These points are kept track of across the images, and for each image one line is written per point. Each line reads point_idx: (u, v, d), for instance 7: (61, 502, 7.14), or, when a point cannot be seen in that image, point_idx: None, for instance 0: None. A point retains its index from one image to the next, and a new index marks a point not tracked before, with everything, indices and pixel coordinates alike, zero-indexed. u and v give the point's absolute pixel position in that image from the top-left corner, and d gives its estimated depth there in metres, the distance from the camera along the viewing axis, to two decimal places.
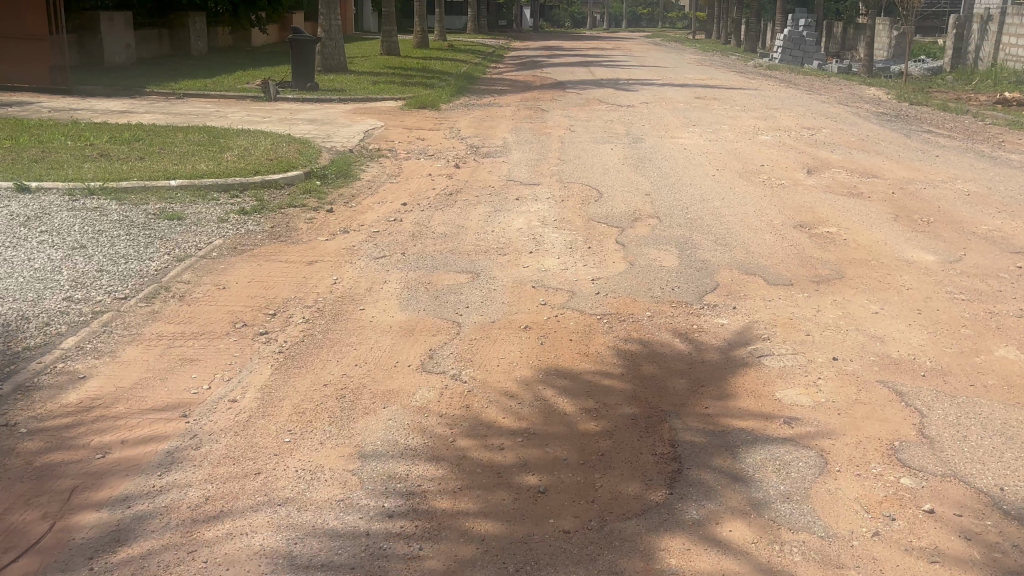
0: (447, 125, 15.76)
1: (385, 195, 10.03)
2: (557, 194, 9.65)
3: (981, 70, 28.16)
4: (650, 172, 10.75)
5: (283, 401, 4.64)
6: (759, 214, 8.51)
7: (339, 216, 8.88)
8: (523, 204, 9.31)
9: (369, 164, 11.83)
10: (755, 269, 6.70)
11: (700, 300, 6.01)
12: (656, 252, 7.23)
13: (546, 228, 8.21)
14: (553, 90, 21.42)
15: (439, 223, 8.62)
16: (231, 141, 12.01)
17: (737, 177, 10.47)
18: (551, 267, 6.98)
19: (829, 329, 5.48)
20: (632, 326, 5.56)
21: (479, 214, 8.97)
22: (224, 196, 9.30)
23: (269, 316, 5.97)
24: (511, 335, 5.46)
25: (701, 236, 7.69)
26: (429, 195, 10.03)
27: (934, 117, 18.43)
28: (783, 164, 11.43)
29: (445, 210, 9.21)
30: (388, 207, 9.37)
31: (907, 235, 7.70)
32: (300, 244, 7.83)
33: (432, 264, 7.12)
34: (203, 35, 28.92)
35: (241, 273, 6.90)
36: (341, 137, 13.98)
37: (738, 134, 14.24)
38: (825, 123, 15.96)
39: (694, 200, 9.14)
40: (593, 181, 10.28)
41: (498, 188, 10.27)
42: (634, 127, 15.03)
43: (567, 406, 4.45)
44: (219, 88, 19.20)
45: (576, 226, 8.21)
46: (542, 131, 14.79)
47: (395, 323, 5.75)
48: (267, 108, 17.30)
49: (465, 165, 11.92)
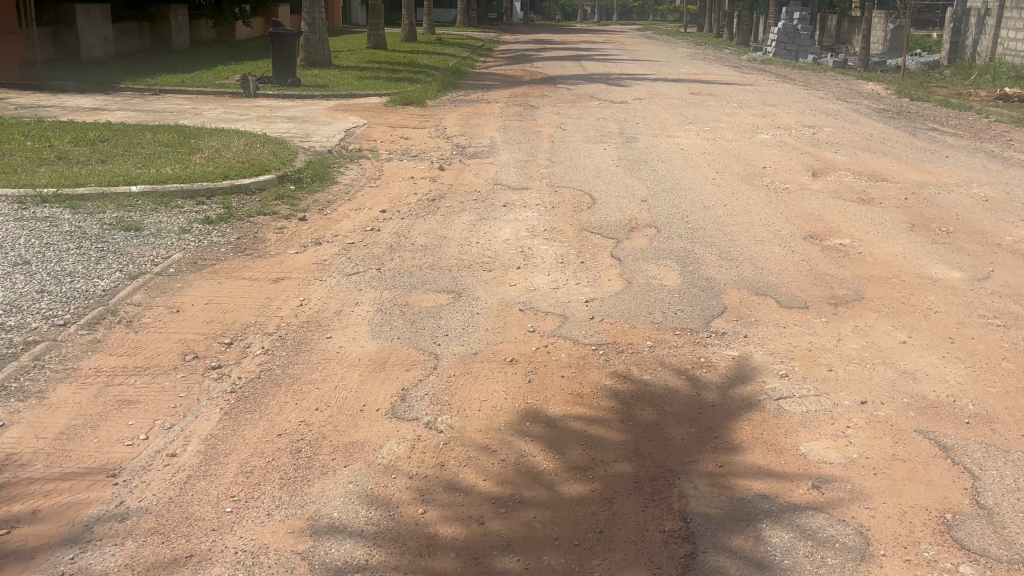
0: (433, 123, 15.09)
1: (364, 200, 9.38)
2: (548, 201, 9.01)
3: (979, 65, 27.60)
4: (646, 175, 10.12)
5: (228, 457, 4.01)
6: (765, 223, 7.90)
7: (311, 225, 8.22)
8: (511, 211, 8.67)
9: (349, 166, 11.16)
10: (765, 288, 6.09)
11: (706, 326, 5.39)
12: (655, 268, 6.62)
13: (535, 239, 7.58)
14: (543, 85, 20.75)
15: (420, 233, 7.97)
16: (202, 142, 11.33)
17: (738, 181, 9.85)
18: (541, 285, 6.36)
19: (853, 362, 4.87)
20: (631, 358, 4.94)
21: (464, 222, 8.33)
22: (189, 203, 8.62)
23: (224, 346, 5.32)
24: (495, 369, 4.83)
25: (703, 249, 7.07)
26: (412, 200, 9.38)
27: (936, 114, 17.83)
28: (786, 165, 10.82)
29: (427, 218, 8.57)
30: (366, 214, 8.72)
31: (927, 247, 7.10)
32: (267, 258, 7.18)
33: (410, 281, 6.49)
34: (185, 28, 28.10)
35: (199, 293, 6.25)
36: (320, 136, 13.30)
37: (736, 133, 13.63)
38: (825, 120, 15.36)
39: (694, 207, 8.52)
40: (585, 185, 9.64)
41: (484, 192, 9.62)
42: (627, 125, 14.40)
43: (558, 464, 3.83)
44: (196, 84, 18.46)
45: (568, 237, 7.59)
46: (531, 130, 14.15)
47: (365, 355, 5.12)
48: (245, 105, 16.59)
49: (450, 167, 11.26)
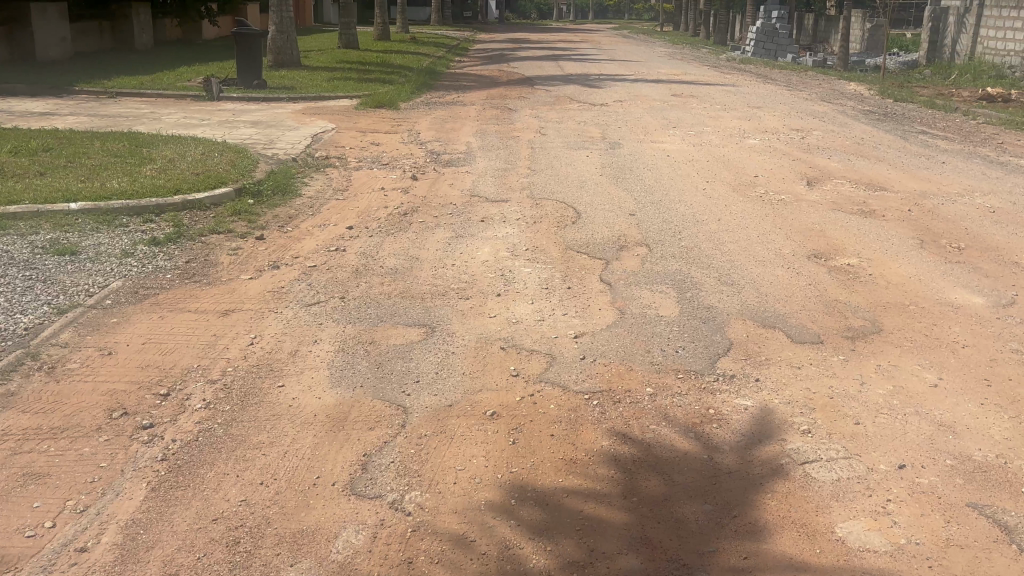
0: (406, 127, 14.39)
1: (329, 215, 8.67)
2: (528, 215, 8.35)
3: (958, 64, 27.34)
4: (632, 186, 9.49)
5: (149, 555, 3.33)
6: (764, 239, 7.29)
7: (270, 246, 7.50)
8: (489, 227, 8.00)
9: (314, 177, 10.44)
10: (773, 319, 5.47)
11: (713, 368, 4.75)
12: (648, 294, 5.98)
13: (516, 260, 6.92)
14: (521, 86, 20.08)
15: (389, 253, 7.28)
16: (156, 151, 10.55)
17: (730, 191, 9.26)
18: (523, 315, 5.70)
19: (884, 414, 4.25)
20: (630, 410, 4.29)
21: (438, 240, 7.66)
22: (135, 221, 7.86)
23: (159, 399, 4.61)
24: (472, 425, 4.17)
25: (700, 271, 6.45)
26: (381, 215, 8.68)
27: (923, 116, 17.41)
28: (778, 174, 10.24)
29: (398, 235, 7.87)
30: (331, 231, 8.01)
31: (942, 268, 6.52)
32: (217, 286, 6.46)
33: (377, 311, 5.80)
34: (148, 28, 27.13)
35: (136, 331, 5.52)
36: (285, 143, 12.55)
37: (723, 138, 13.07)
38: (813, 124, 14.84)
39: (686, 222, 7.90)
40: (568, 198, 9.01)
41: (459, 205, 8.95)
42: (609, 129, 13.79)
43: (550, 562, 3.18)
44: (157, 87, 17.61)
45: (552, 258, 6.93)
46: (509, 135, 13.49)
47: (322, 409, 4.42)
48: (208, 109, 15.81)
49: (423, 176, 10.57)
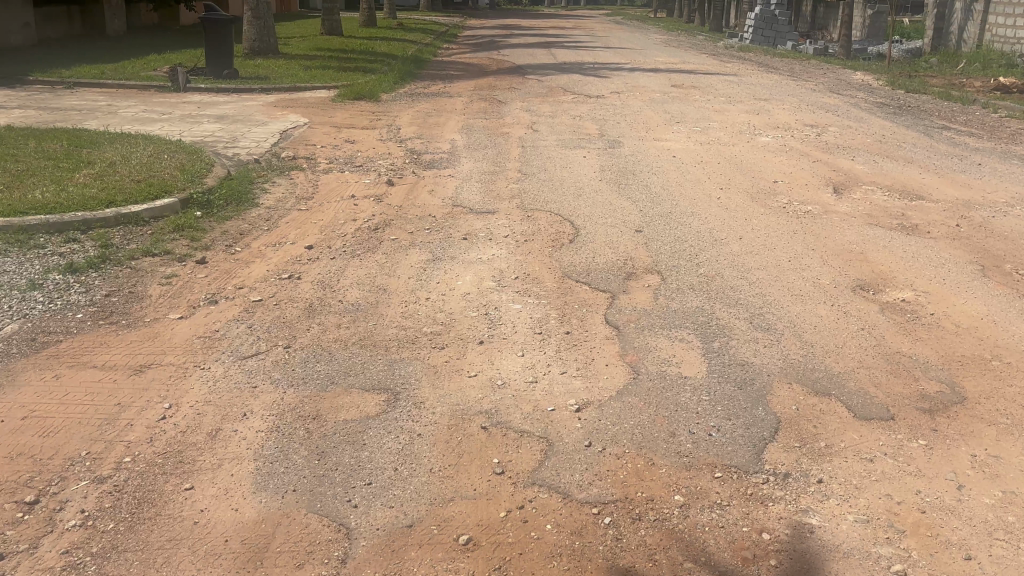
0: (385, 122, 13.20)
1: (288, 230, 7.50)
2: (518, 233, 7.22)
3: (966, 52, 26.23)
4: (636, 195, 8.36)
5: None
6: (798, 264, 6.18)
7: (211, 272, 6.33)
8: (472, 247, 6.86)
9: (277, 181, 9.25)
10: (826, 382, 4.35)
11: (758, 462, 3.63)
12: (665, 342, 4.85)
13: (503, 293, 5.78)
14: (511, 76, 18.84)
15: (353, 281, 6.13)
16: (98, 152, 9.32)
17: (748, 201, 8.13)
18: (512, 372, 4.56)
19: (998, 540, 3.16)
20: (655, 536, 3.18)
21: (412, 263, 6.51)
22: (54, 241, 6.65)
23: (22, 510, 3.45)
24: (438, 565, 3.05)
25: (726, 310, 5.32)
26: (348, 229, 7.51)
27: (941, 108, 16.30)
28: (800, 179, 9.10)
29: (365, 257, 6.71)
30: (287, 252, 6.84)
31: (1017, 304, 5.42)
32: (137, 328, 5.28)
33: (329, 368, 4.66)
34: (120, 13, 25.65)
35: (18, 399, 4.34)
36: (249, 141, 11.34)
37: (732, 135, 11.94)
38: (828, 118, 13.68)
39: (702, 242, 6.76)
40: (564, 211, 7.88)
41: (439, 219, 7.79)
42: (607, 124, 12.63)
43: None
44: (118, 77, 16.30)
45: (546, 291, 5.79)
46: (498, 131, 12.31)
47: (238, 531, 3.29)
48: (171, 102, 14.55)
49: (401, 181, 9.39)
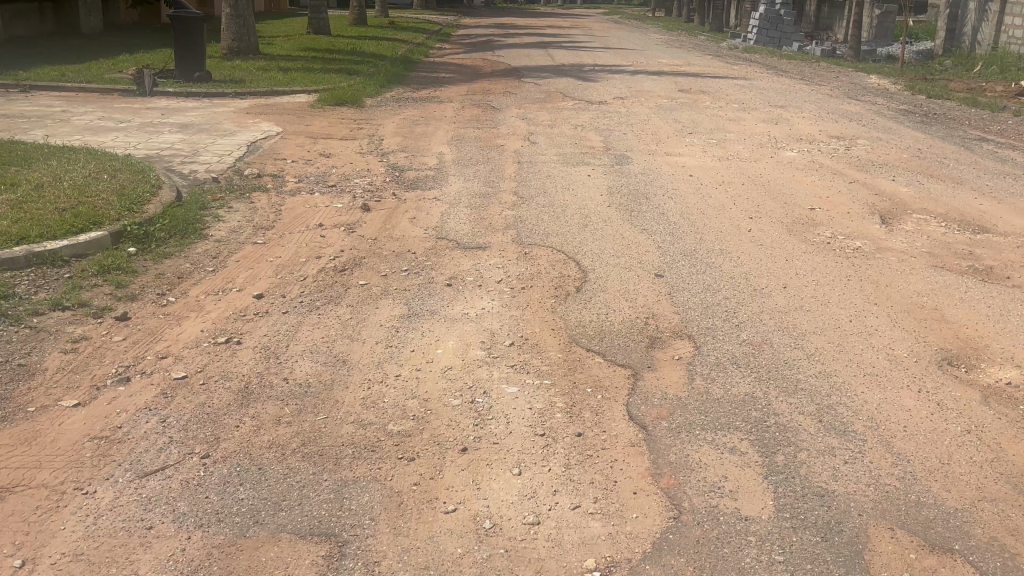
0: (368, 131, 11.96)
1: (236, 271, 6.26)
2: (514, 278, 6.00)
3: (980, 54, 25.08)
4: (653, 226, 7.16)
5: None
6: (863, 329, 4.97)
7: (132, 335, 5.09)
8: (458, 297, 5.63)
9: (235, 204, 8.01)
10: (943, 529, 3.15)
11: None
12: (711, 455, 3.63)
13: (496, 367, 4.56)
14: (507, 80, 17.61)
15: (307, 346, 4.89)
16: (28, 171, 8.06)
17: (784, 235, 6.91)
18: (504, 503, 3.35)
19: None
20: None
21: (384, 320, 5.26)
22: None
23: None
24: None
25: (784, 399, 4.11)
26: (310, 271, 6.27)
27: (970, 117, 15.11)
28: (839, 205, 7.90)
29: (326, 310, 5.48)
30: (231, 304, 5.60)
31: None
32: (14, 424, 4.03)
33: (256, 495, 3.44)
34: (96, 10, 24.39)
35: None
36: (211, 155, 10.08)
37: (752, 149, 10.73)
38: (854, 129, 12.47)
39: (739, 292, 5.56)
40: (569, 247, 6.67)
41: (420, 257, 6.55)
42: (612, 136, 11.42)
43: None
44: (80, 79, 15.02)
45: (550, 364, 4.57)
46: (492, 142, 11.09)
47: None
48: (133, 107, 13.29)
49: (378, 204, 8.16)
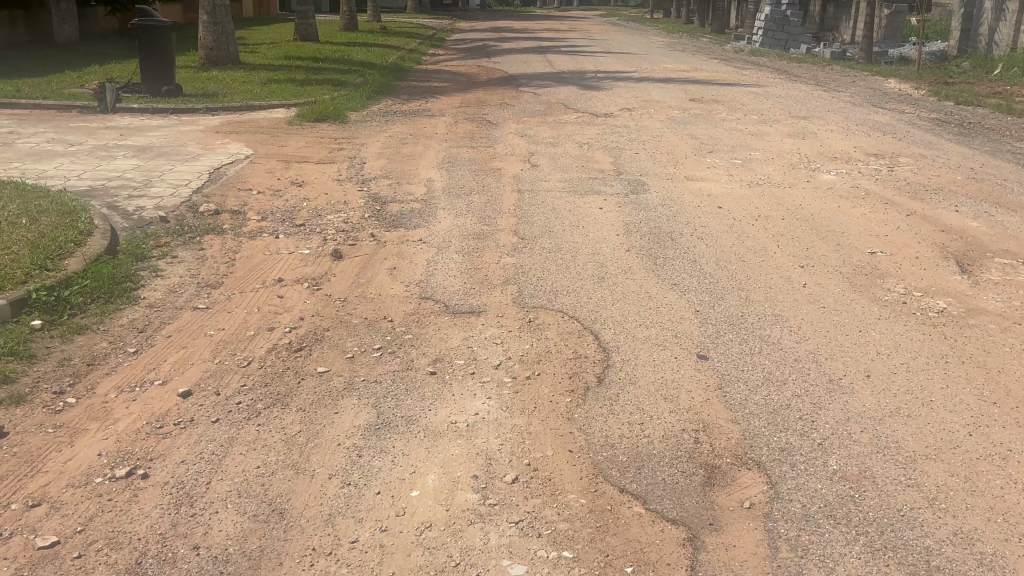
0: (348, 152, 10.66)
1: (163, 351, 4.93)
2: (517, 359, 4.69)
3: (998, 56, 23.57)
4: (685, 279, 5.86)
5: None
6: (997, 451, 3.65)
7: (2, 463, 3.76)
8: (443, 393, 4.31)
9: (180, 252, 6.69)
10: None
11: None
12: None
13: (493, 522, 3.24)
14: (503, 89, 16.28)
15: (234, 483, 3.56)
16: None
17: (847, 292, 5.61)
18: None
19: None
20: None
21: (343, 434, 3.94)
22: None
23: None
24: None
25: None
26: (257, 350, 4.94)
27: (1010, 127, 13.75)
28: (903, 245, 6.60)
29: (269, 415, 4.15)
30: (145, 407, 4.27)
31: None
32: None
33: None
34: (71, 18, 23.12)
35: None
36: (165, 186, 8.76)
37: (783, 170, 9.43)
38: (891, 145, 11.14)
39: (814, 385, 4.25)
40: (584, 310, 5.35)
41: (397, 327, 5.24)
42: (622, 156, 10.11)
43: None
44: (36, 95, 13.71)
45: (569, 518, 3.25)
46: (488, 165, 9.80)
47: None
48: (90, 127, 11.98)
49: (353, 248, 6.85)
